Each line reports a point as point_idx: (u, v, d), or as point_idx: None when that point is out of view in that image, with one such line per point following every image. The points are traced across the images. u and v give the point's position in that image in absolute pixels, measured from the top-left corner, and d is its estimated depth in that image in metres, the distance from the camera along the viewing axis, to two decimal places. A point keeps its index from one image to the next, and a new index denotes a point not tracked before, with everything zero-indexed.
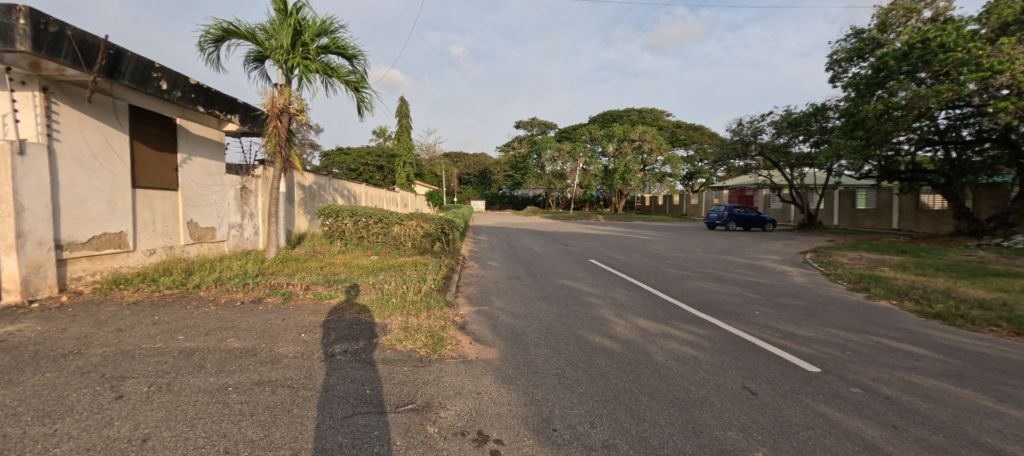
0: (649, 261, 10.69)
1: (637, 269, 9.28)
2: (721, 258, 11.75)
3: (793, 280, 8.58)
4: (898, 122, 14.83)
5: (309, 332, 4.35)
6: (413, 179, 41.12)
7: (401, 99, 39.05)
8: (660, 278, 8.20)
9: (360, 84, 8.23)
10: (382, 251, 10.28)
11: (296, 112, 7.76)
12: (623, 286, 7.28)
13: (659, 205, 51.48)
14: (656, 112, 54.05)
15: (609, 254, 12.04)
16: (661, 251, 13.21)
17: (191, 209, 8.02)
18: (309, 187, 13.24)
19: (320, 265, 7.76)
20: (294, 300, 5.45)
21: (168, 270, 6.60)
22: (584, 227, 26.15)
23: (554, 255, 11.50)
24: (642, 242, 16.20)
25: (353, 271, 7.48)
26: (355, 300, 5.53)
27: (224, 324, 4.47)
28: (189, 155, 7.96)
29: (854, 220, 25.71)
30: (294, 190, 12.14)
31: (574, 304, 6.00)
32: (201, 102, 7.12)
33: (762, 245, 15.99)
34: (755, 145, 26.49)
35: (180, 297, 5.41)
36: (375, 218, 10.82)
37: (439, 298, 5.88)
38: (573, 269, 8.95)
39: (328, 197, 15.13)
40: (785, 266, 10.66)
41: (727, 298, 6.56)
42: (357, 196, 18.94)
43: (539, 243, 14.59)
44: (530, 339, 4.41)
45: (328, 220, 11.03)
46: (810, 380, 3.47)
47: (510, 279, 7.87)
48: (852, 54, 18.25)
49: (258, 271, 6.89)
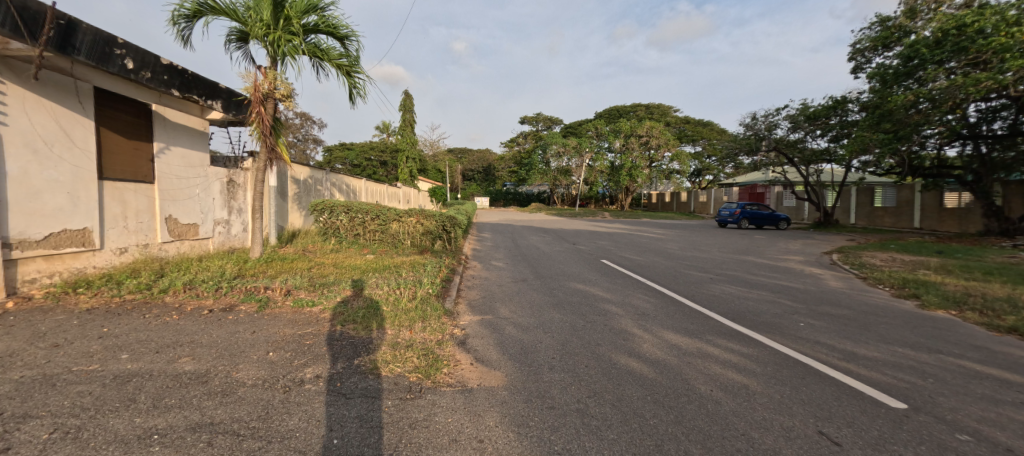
0: (665, 262, 9.94)
1: (653, 270, 8.55)
2: (741, 259, 10.97)
3: (828, 284, 7.79)
4: (929, 114, 14.00)
5: (280, 349, 3.64)
6: (415, 175, 40.37)
7: (404, 93, 38.35)
8: (681, 282, 7.45)
9: (352, 68, 7.54)
10: (379, 251, 9.60)
11: (282, 97, 7.05)
12: (642, 291, 6.54)
13: (666, 202, 50.55)
14: (664, 107, 53.05)
15: (621, 253, 11.31)
16: (676, 250, 12.45)
17: (170, 204, 7.36)
18: (303, 181, 12.59)
19: (309, 266, 7.06)
20: (270, 308, 4.74)
21: (138, 271, 5.92)
22: (590, 224, 25.35)
23: (562, 255, 10.78)
24: (654, 240, 15.43)
25: (343, 273, 6.79)
26: (341, 309, 4.81)
27: (182, 339, 3.78)
28: (166, 144, 7.30)
29: (872, 219, 24.75)
30: (287, 185, 11.51)
31: (590, 313, 5.28)
32: (175, 85, 6.45)
33: (780, 244, 15.18)
34: (769, 140, 25.56)
35: (141, 304, 4.72)
36: (371, 214, 10.12)
37: (437, 306, 5.17)
38: (584, 271, 8.22)
39: (326, 192, 14.48)
40: (812, 268, 9.88)
41: (762, 306, 5.81)
42: (356, 192, 18.28)
43: (546, 241, 13.85)
44: (543, 360, 3.67)
45: (321, 217, 10.36)
46: (901, 422, 2.73)
47: (516, 282, 7.18)
48: (877, 43, 17.53)
49: (238, 273, 6.20)
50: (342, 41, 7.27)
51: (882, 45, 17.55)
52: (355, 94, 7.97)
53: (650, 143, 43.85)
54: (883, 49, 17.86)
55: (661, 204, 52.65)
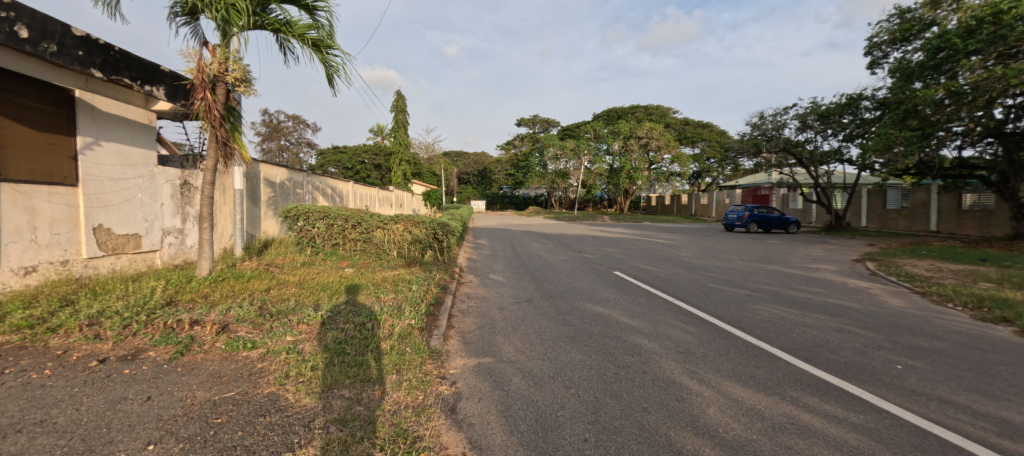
0: (686, 273, 8.80)
1: (679, 286, 7.35)
2: (769, 269, 9.79)
3: (887, 302, 6.61)
4: (962, 108, 13.11)
5: (171, 434, 2.37)
6: (409, 178, 39.10)
7: (397, 93, 37.22)
8: (716, 301, 6.24)
9: (323, 43, 6.36)
10: (362, 264, 8.32)
11: (234, 81, 5.81)
12: (675, 316, 5.32)
13: (666, 205, 49.58)
14: (663, 109, 52.21)
15: (634, 263, 10.12)
16: (692, 258, 11.27)
17: (100, 211, 6.07)
18: (279, 184, 11.36)
19: (267, 285, 5.78)
20: (190, 355, 3.47)
21: (40, 297, 4.64)
22: (591, 229, 24.10)
23: (569, 265, 9.58)
24: (665, 247, 14.24)
25: (309, 295, 5.52)
26: (287, 353, 3.54)
27: (27, 419, 2.50)
28: (96, 139, 6.06)
29: (885, 221, 23.78)
30: (258, 189, 10.24)
31: (621, 351, 4.07)
32: (96, 63, 5.20)
33: (800, 250, 14.09)
34: (778, 140, 24.57)
35: (10, 350, 3.42)
36: (351, 221, 8.83)
37: (420, 345, 3.94)
38: (599, 287, 7.01)
39: (307, 196, 13.22)
40: (853, 279, 8.71)
41: (829, 337, 4.62)
42: (343, 196, 17.03)
43: (548, 249, 12.61)
44: (571, 450, 2.40)
45: (295, 224, 8.91)
46: None
47: (520, 303, 5.96)
48: (896, 37, 16.66)
49: (171, 298, 4.91)
50: (309, 10, 6.08)
51: (901, 39, 16.71)
52: (330, 74, 6.78)
53: (650, 144, 42.85)
54: (902, 44, 17.03)
55: (661, 207, 51.60)
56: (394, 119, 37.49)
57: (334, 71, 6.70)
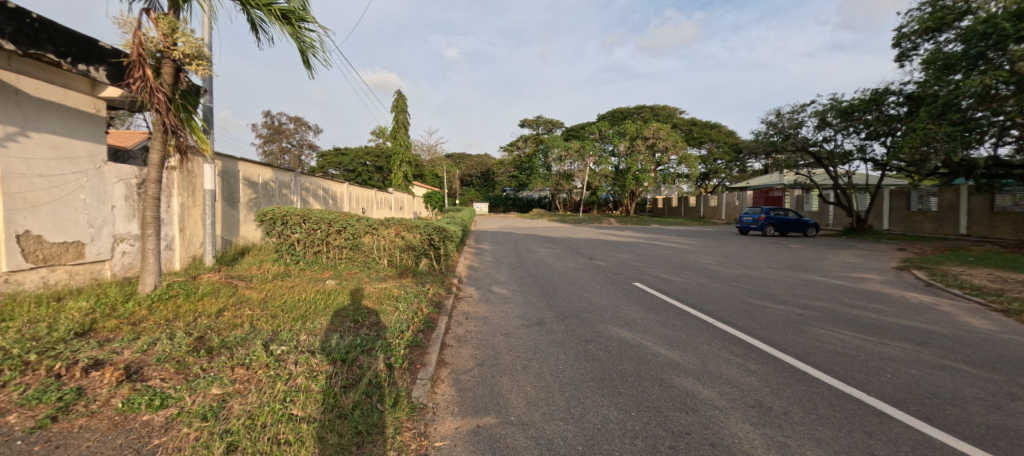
0: (717, 285, 7.72)
1: (713, 301, 6.29)
2: (807, 279, 8.68)
3: (968, 323, 5.51)
4: (1012, 99, 12.00)
5: None
6: (410, 180, 38.13)
7: (398, 92, 36.31)
8: (766, 323, 5.15)
9: (295, 15, 5.35)
10: (347, 276, 7.25)
11: (182, 57, 4.78)
12: (725, 346, 4.24)
13: (673, 207, 48.43)
14: (670, 109, 51.07)
15: (653, 272, 9.04)
16: (715, 266, 10.17)
17: (27, 214, 5.06)
18: (263, 185, 10.38)
19: (221, 306, 4.73)
20: (61, 425, 2.40)
21: None
22: (598, 232, 23.07)
23: (581, 275, 8.53)
24: (682, 252, 13.13)
25: (270, 319, 4.48)
26: (204, 417, 2.48)
27: None
28: (23, 129, 5.05)
29: (908, 224, 22.57)
30: (237, 189, 9.27)
31: (671, 406, 2.98)
32: (7, 32, 4.17)
33: (829, 256, 12.96)
34: (795, 139, 23.44)
35: None
36: (335, 226, 7.70)
37: (397, 398, 2.87)
38: (621, 304, 5.95)
39: (296, 198, 12.23)
40: (910, 292, 7.58)
41: (937, 380, 3.54)
42: (337, 197, 16.04)
43: (556, 255, 11.54)
44: None
45: (271, 230, 7.68)
46: None
47: (530, 326, 4.91)
48: (928, 26, 15.54)
49: (88, 326, 3.87)
50: None
51: (934, 29, 15.60)
52: (305, 52, 5.78)
53: (657, 145, 41.73)
54: (933, 34, 15.93)
55: (667, 209, 50.35)
56: (394, 120, 36.52)
57: (310, 49, 5.71)
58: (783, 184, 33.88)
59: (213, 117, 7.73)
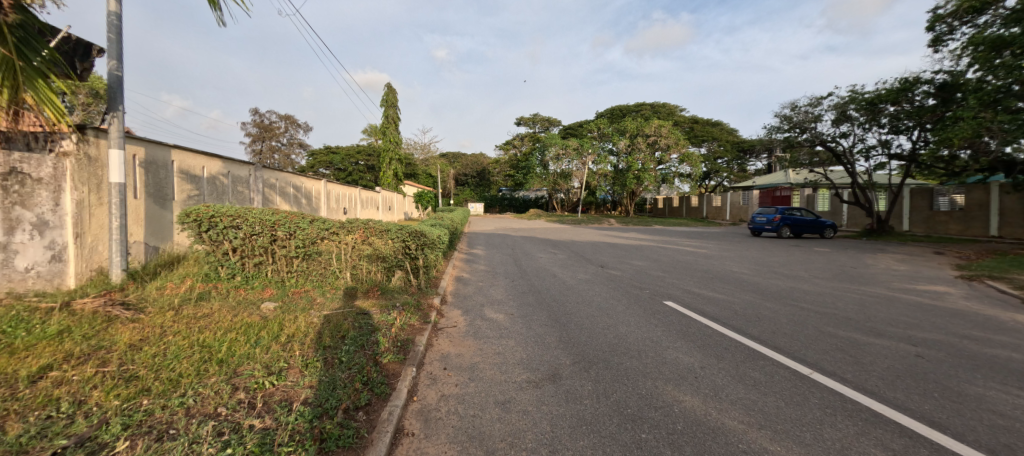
0: (771, 304, 6.08)
1: (784, 333, 4.64)
2: (874, 294, 7.03)
3: None
4: None
5: None
6: (400, 178, 36.38)
7: (388, 86, 34.54)
8: (888, 377, 3.49)
9: None
10: (293, 297, 5.47)
11: None
12: (866, 435, 2.55)
13: (673, 207, 47.04)
14: (670, 106, 49.57)
15: (682, 285, 7.37)
16: (751, 276, 8.52)
17: None
18: (207, 180, 8.58)
19: (48, 363, 2.98)
20: None
21: None
22: (602, 234, 21.50)
23: (595, 291, 6.85)
24: (703, 258, 11.47)
25: (113, 390, 2.70)
26: None
27: None
28: None
29: (931, 224, 21.15)
30: (169, 184, 7.52)
31: None
32: None
33: (870, 262, 11.36)
34: (812, 134, 21.94)
35: None
36: (281, 229, 5.87)
37: None
38: (664, 341, 4.27)
39: (255, 196, 10.43)
40: (1014, 313, 5.97)
41: None
42: (310, 195, 14.22)
43: (560, 263, 9.86)
44: None
45: (194, 235, 5.80)
46: None
47: (542, 387, 3.20)
48: (968, 7, 14.05)
49: None
50: None
51: (974, 9, 14.10)
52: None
53: (658, 143, 40.26)
54: (972, 16, 14.42)
55: (668, 209, 48.83)
56: (383, 115, 34.65)
57: None
58: (791, 183, 32.36)
59: (121, 89, 5.97)
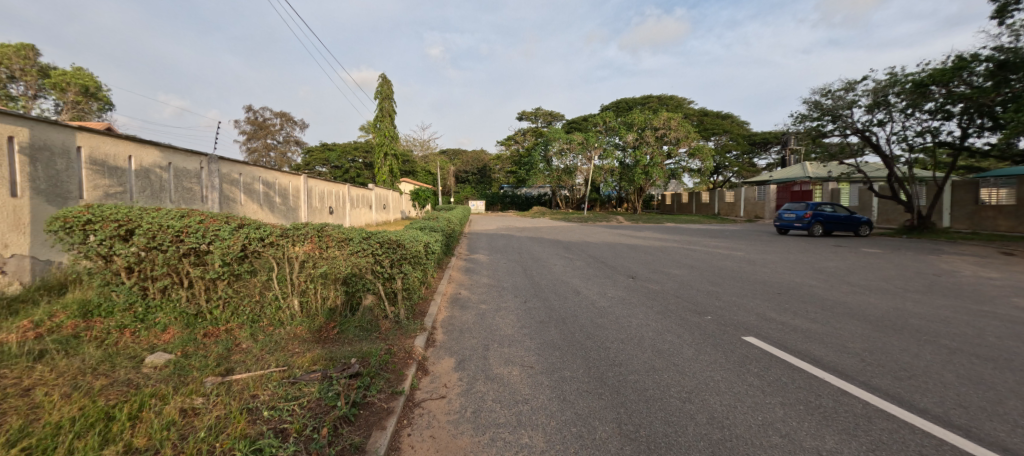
0: (900, 342, 4.25)
1: (983, 410, 2.84)
2: (1014, 320, 5.22)
3: None
4: None
5: None
6: (397, 176, 34.65)
7: (383, 78, 32.70)
8: None
9: None
10: (202, 344, 3.66)
11: None
12: None
13: (682, 203, 45.21)
14: (678, 98, 47.54)
15: (750, 307, 5.56)
16: (829, 292, 6.68)
17: None
18: (134, 171, 6.73)
19: None
20: None
21: None
22: (616, 234, 19.73)
23: (639, 317, 5.05)
24: (747, 265, 9.67)
25: None
26: None
27: None
28: None
29: (977, 220, 19.26)
30: (71, 177, 5.69)
31: None
32: None
33: (948, 268, 9.50)
34: (844, 123, 20.04)
35: None
36: (188, 241, 3.92)
37: None
38: (805, 437, 2.46)
39: (210, 194, 8.61)
40: None
41: None
42: (286, 193, 12.43)
43: (581, 273, 8.08)
44: None
45: (69, 248, 3.98)
46: None
47: None
48: None
49: None
50: None
51: None
52: None
53: (667, 136, 38.36)
54: None
55: (676, 205, 46.97)
56: (377, 108, 32.76)
57: None
58: (812, 177, 30.42)
59: None
